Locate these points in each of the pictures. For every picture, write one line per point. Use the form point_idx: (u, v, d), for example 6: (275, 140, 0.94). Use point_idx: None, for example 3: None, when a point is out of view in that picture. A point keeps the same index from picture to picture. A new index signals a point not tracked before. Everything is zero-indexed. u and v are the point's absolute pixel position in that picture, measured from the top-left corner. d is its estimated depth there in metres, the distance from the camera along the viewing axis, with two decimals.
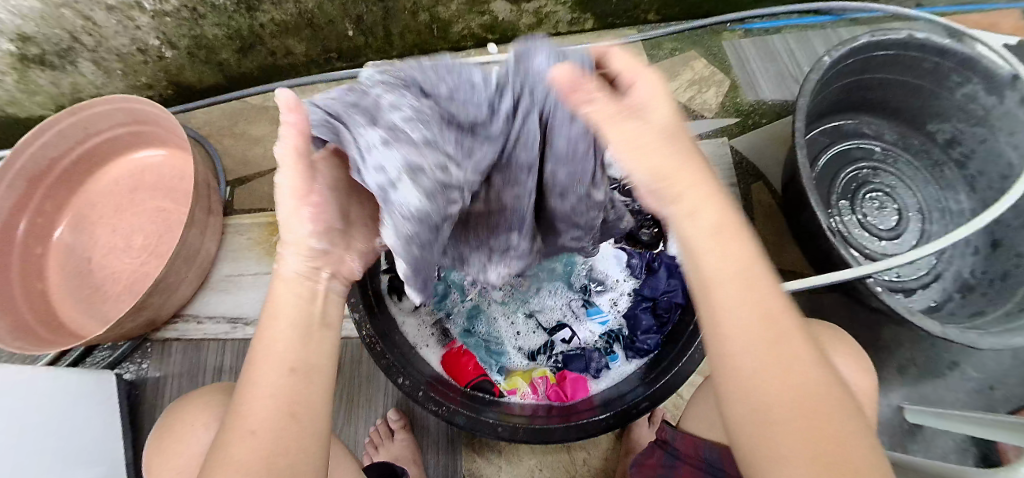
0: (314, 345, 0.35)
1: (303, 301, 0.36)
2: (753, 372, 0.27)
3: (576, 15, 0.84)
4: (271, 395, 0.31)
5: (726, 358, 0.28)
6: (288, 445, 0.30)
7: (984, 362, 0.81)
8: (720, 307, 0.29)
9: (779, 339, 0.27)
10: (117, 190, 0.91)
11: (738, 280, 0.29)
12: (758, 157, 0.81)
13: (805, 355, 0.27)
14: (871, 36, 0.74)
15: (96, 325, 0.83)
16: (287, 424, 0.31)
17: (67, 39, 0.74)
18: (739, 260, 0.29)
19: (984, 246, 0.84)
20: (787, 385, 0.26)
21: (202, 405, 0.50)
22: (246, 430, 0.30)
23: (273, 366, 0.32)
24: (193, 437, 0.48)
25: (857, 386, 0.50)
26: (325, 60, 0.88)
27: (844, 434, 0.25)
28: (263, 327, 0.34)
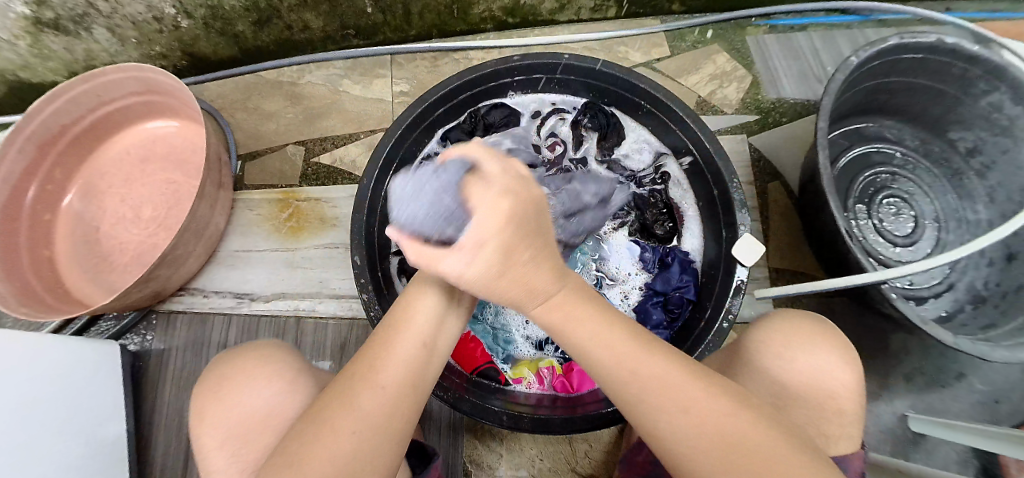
0: (441, 333, 0.39)
1: (442, 282, 0.41)
2: (658, 411, 0.34)
3: (599, 2, 0.83)
4: (401, 360, 0.36)
5: (638, 409, 0.35)
6: (401, 410, 0.34)
7: (991, 375, 0.81)
8: (603, 371, 0.36)
9: (660, 379, 0.35)
10: (128, 160, 0.91)
11: (604, 338, 0.37)
12: (776, 156, 0.80)
13: (694, 384, 0.35)
14: (899, 38, 0.72)
15: (102, 293, 0.83)
16: (410, 392, 0.35)
17: (82, 4, 0.73)
18: (604, 339, 0.37)
19: (999, 259, 0.82)
20: (695, 410, 0.33)
21: (264, 362, 0.50)
22: (379, 385, 0.34)
23: (408, 335, 0.37)
24: (253, 391, 0.48)
25: (838, 378, 0.50)
26: (342, 36, 0.87)
27: (755, 440, 0.32)
28: (416, 289, 0.40)
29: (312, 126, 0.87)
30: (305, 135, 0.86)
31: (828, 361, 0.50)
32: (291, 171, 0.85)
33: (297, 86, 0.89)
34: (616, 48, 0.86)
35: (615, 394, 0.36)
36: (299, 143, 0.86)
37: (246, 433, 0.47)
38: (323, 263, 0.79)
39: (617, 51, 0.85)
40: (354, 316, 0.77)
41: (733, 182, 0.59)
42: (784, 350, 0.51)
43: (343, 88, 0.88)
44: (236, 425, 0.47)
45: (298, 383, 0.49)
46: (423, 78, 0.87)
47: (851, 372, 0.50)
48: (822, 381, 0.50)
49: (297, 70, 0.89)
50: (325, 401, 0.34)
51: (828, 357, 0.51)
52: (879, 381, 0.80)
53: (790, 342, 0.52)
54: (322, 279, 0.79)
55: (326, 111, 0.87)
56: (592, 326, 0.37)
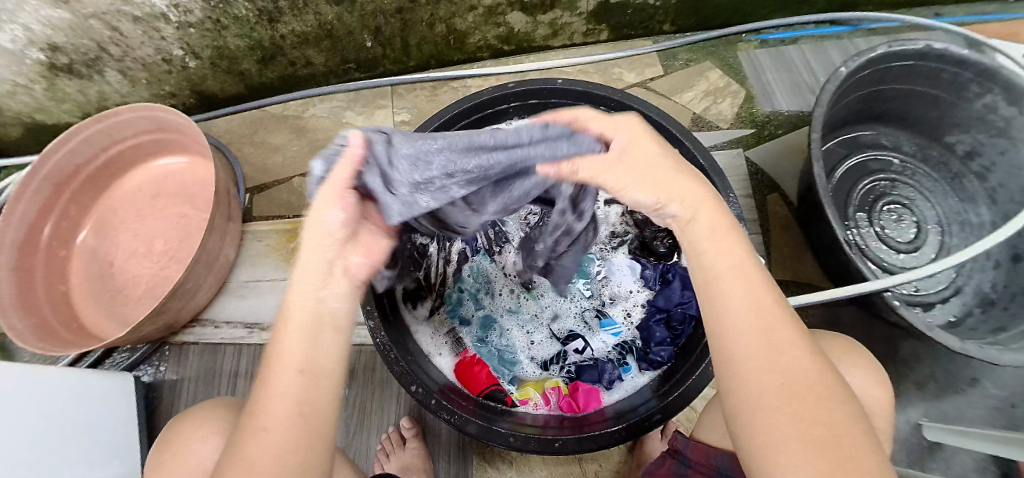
0: (324, 352, 0.36)
1: (307, 311, 0.36)
2: (756, 363, 0.32)
3: (591, 26, 0.85)
4: (286, 397, 0.33)
5: (736, 357, 0.33)
6: (301, 448, 0.32)
7: (1006, 379, 0.80)
8: (729, 315, 0.35)
9: (780, 337, 0.33)
10: (140, 196, 0.93)
11: (741, 283, 0.36)
12: (773, 169, 0.80)
13: (803, 355, 0.33)
14: (887, 47, 0.74)
15: (116, 327, 0.84)
16: (303, 427, 0.33)
17: (95, 48, 0.76)
18: (742, 280, 0.36)
19: (1005, 261, 0.82)
20: (793, 380, 0.31)
21: (203, 420, 0.51)
22: (261, 429, 0.32)
23: (283, 371, 0.34)
24: (194, 449, 0.49)
25: (870, 400, 0.50)
26: (344, 70, 0.89)
27: (837, 427, 0.29)
28: (282, 322, 0.36)
29: (317, 157, 0.89)
30: (310, 167, 0.89)
31: (860, 382, 0.51)
32: (298, 202, 0.87)
33: (301, 119, 0.91)
34: (610, 70, 0.88)
35: (721, 328, 0.35)
36: (305, 175, 0.88)
37: None
38: None
39: (611, 73, 0.87)
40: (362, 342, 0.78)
41: (730, 196, 0.60)
42: None
43: (346, 120, 0.90)
44: None
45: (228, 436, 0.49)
46: (423, 107, 0.90)
47: (884, 393, 0.51)
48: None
49: (300, 105, 0.92)
50: (225, 452, 0.33)
51: (856, 376, 0.51)
52: (891, 389, 0.79)
53: (827, 363, 0.51)
54: None
55: (330, 143, 0.89)
56: (719, 258, 0.37)
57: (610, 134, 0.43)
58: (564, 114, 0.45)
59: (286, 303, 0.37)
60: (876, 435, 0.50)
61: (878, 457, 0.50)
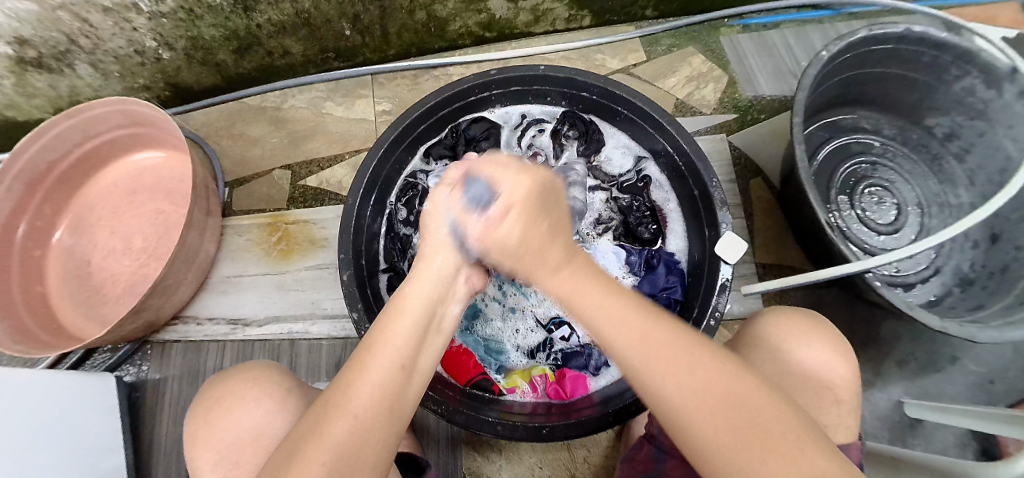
0: (421, 354, 0.38)
1: (421, 303, 0.39)
2: (668, 386, 0.32)
3: (573, 12, 0.84)
4: (377, 382, 0.34)
5: (647, 385, 0.33)
6: (378, 437, 0.33)
7: (984, 356, 0.81)
8: (622, 354, 0.34)
9: (665, 349, 0.34)
10: (116, 193, 0.91)
11: (620, 312, 0.36)
12: (756, 153, 0.81)
13: (706, 357, 0.33)
14: (869, 30, 0.74)
15: (96, 327, 0.83)
16: (386, 415, 0.34)
17: (64, 41, 0.74)
18: (615, 313, 0.35)
19: (983, 240, 0.84)
20: (701, 390, 0.31)
21: (254, 382, 0.51)
22: (351, 414, 0.33)
23: (387, 353, 0.36)
24: (243, 411, 0.49)
25: (833, 372, 0.51)
26: (323, 59, 0.88)
27: (763, 417, 0.30)
28: (392, 310, 0.39)
29: (298, 149, 0.87)
30: (290, 159, 0.87)
31: (819, 357, 0.51)
32: (279, 195, 0.86)
33: (280, 111, 0.89)
34: (593, 56, 0.87)
35: (623, 367, 0.34)
36: (285, 167, 0.87)
37: (244, 452, 0.47)
38: (314, 283, 0.80)
39: (594, 59, 0.86)
40: (347, 335, 0.77)
41: (713, 182, 0.60)
42: (782, 345, 0.52)
43: (326, 110, 0.89)
44: (232, 445, 0.48)
45: (285, 397, 0.50)
46: (405, 96, 0.88)
47: (846, 364, 0.52)
48: (816, 378, 0.51)
49: (279, 96, 0.90)
50: (299, 432, 0.33)
51: (817, 352, 0.51)
52: (873, 369, 0.80)
53: (788, 342, 0.52)
54: (313, 300, 0.79)
55: (310, 134, 0.88)
56: (602, 301, 0.36)
57: (502, 191, 0.41)
58: (485, 164, 0.44)
59: (403, 290, 0.41)
60: (843, 408, 0.50)
61: (847, 428, 0.50)
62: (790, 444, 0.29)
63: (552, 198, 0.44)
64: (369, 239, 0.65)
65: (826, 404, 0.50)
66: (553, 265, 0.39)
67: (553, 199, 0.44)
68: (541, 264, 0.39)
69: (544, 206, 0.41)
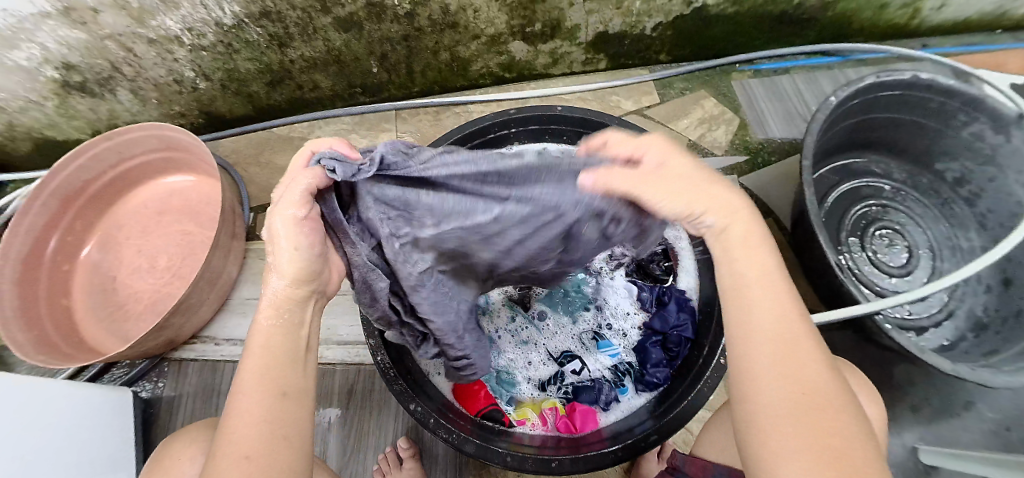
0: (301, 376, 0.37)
1: (274, 332, 0.36)
2: (768, 368, 0.33)
3: (590, 55, 0.88)
4: (256, 417, 0.33)
5: (752, 366, 0.34)
6: (280, 467, 0.32)
7: (1000, 402, 0.80)
8: (749, 320, 0.35)
9: (794, 344, 0.33)
10: (145, 213, 0.95)
11: (777, 298, 0.35)
12: (767, 194, 0.82)
13: (818, 373, 0.33)
14: (876, 77, 0.76)
15: (116, 343, 0.85)
16: (281, 442, 0.33)
17: (108, 68, 0.78)
18: (769, 283, 0.36)
19: (996, 284, 0.84)
20: (807, 388, 0.32)
21: (192, 440, 0.52)
22: (242, 456, 0.31)
23: (256, 389, 0.34)
24: (187, 469, 0.50)
25: (867, 418, 0.52)
26: (350, 94, 0.92)
27: (840, 427, 0.30)
28: (251, 343, 0.36)
29: None
30: None
31: (856, 400, 0.52)
32: None
33: (306, 141, 0.93)
34: (608, 98, 0.90)
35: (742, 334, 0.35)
36: None
37: None
38: (331, 309, 0.81)
39: (609, 101, 0.89)
40: (360, 361, 0.79)
41: None
42: None
43: (351, 142, 0.92)
44: None
45: None
46: (426, 131, 0.92)
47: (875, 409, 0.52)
48: None
49: (306, 126, 0.94)
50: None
51: (857, 395, 0.52)
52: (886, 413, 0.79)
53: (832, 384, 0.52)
54: (328, 326, 0.80)
55: None
56: (758, 283, 0.36)
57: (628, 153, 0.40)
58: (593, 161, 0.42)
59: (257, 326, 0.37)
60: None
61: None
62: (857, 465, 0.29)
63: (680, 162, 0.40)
64: None
65: None
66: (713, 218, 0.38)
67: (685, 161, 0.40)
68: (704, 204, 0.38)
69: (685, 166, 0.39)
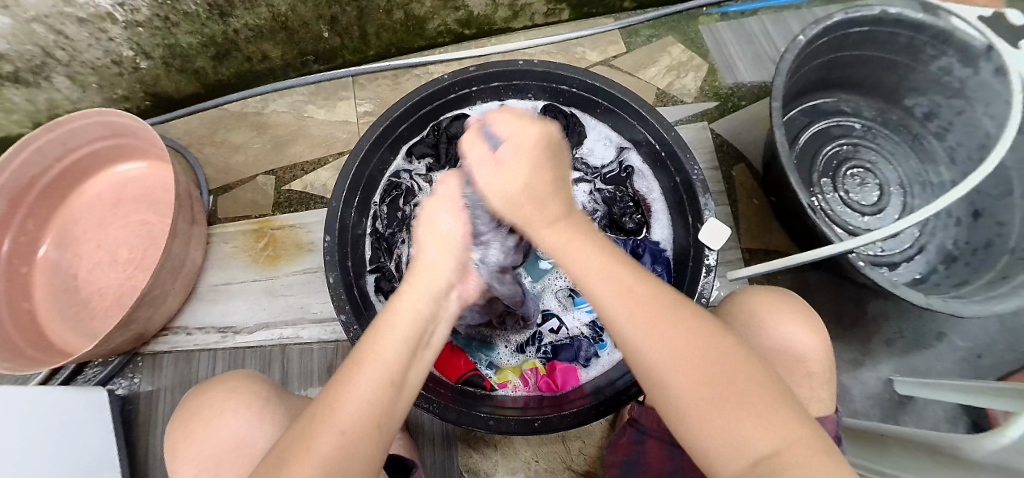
0: (411, 369, 0.38)
1: (411, 320, 0.38)
2: (646, 341, 0.33)
3: (551, 6, 0.84)
4: (365, 396, 0.34)
5: (630, 345, 0.34)
6: (363, 453, 0.33)
7: (971, 330, 0.83)
8: (606, 308, 0.35)
9: (647, 304, 0.34)
10: (100, 205, 0.90)
11: (607, 269, 0.36)
12: (738, 139, 0.81)
13: (684, 314, 0.34)
14: (843, 13, 0.75)
15: (85, 341, 0.82)
16: (372, 433, 0.34)
17: (40, 54, 0.73)
18: (603, 266, 0.36)
19: (966, 217, 0.85)
20: (680, 346, 0.33)
21: (232, 392, 0.50)
22: (337, 428, 0.33)
23: (376, 368, 0.35)
24: (221, 423, 0.49)
25: (804, 347, 0.52)
26: (302, 63, 0.87)
27: (738, 375, 0.31)
28: (382, 323, 0.38)
29: (281, 154, 0.87)
30: (274, 164, 0.87)
31: (788, 329, 0.52)
32: (264, 200, 0.85)
33: (262, 115, 0.89)
34: (573, 49, 0.87)
35: (610, 322, 0.35)
36: (269, 173, 0.86)
37: (224, 464, 0.47)
38: (303, 288, 0.79)
39: (574, 53, 0.86)
40: (338, 338, 0.76)
41: (693, 168, 0.61)
42: (752, 321, 0.53)
43: (308, 113, 0.88)
44: (213, 458, 0.47)
45: (266, 407, 0.50)
46: (386, 96, 0.88)
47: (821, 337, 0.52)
48: (791, 351, 0.51)
49: (260, 100, 0.89)
50: (287, 446, 0.33)
51: (786, 326, 0.52)
52: (862, 349, 0.81)
53: (758, 317, 0.53)
54: (303, 304, 0.78)
55: (293, 138, 0.87)
56: (593, 258, 0.37)
57: (511, 135, 0.40)
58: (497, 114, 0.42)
59: (392, 304, 0.39)
60: (814, 380, 0.51)
61: (819, 400, 0.51)
62: (760, 399, 0.30)
63: (558, 158, 0.43)
64: (354, 241, 0.65)
65: (801, 377, 0.51)
66: (551, 217, 0.39)
67: (558, 159, 0.43)
68: (540, 215, 0.39)
69: (552, 160, 0.41)
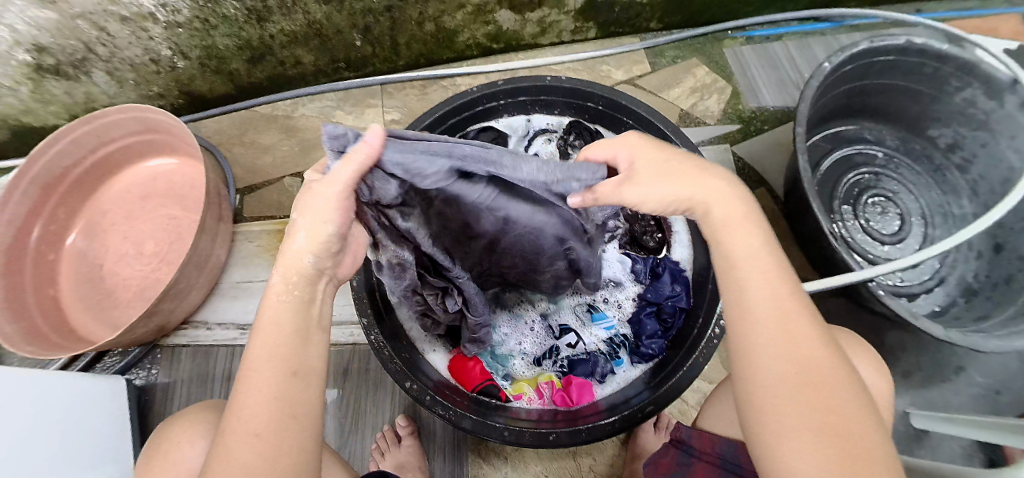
0: (309, 349, 0.36)
1: (284, 308, 0.35)
2: (773, 353, 0.34)
3: (579, 24, 0.86)
4: (267, 393, 0.33)
5: (756, 349, 0.35)
6: (287, 443, 0.33)
7: (989, 365, 0.81)
8: (749, 302, 0.37)
9: (791, 325, 0.35)
10: (129, 198, 0.93)
11: (768, 274, 0.37)
12: (759, 163, 0.82)
13: (822, 348, 0.35)
14: (869, 42, 0.75)
15: (106, 330, 0.84)
16: (287, 421, 0.33)
17: (82, 49, 0.76)
18: (763, 268, 0.37)
19: (986, 250, 0.84)
20: (805, 374, 0.33)
21: (189, 426, 0.51)
22: (249, 434, 0.32)
23: (265, 366, 0.34)
24: (184, 453, 0.50)
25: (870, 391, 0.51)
26: (334, 69, 0.89)
27: (852, 414, 0.32)
28: (260, 321, 0.35)
29: (308, 157, 0.89)
30: (301, 166, 0.89)
31: (861, 371, 0.51)
32: (289, 201, 0.87)
33: (291, 119, 0.91)
34: (598, 67, 0.89)
35: (744, 317, 0.37)
36: (296, 175, 0.88)
37: None
38: None
39: (599, 71, 0.88)
40: (355, 341, 0.78)
41: None
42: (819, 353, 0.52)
43: (336, 119, 0.90)
44: None
45: None
46: (413, 106, 0.90)
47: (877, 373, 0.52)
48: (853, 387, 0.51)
49: (290, 104, 0.92)
50: (209, 453, 0.33)
51: (858, 368, 0.51)
52: None
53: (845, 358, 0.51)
54: None
55: (321, 143, 0.89)
56: (751, 258, 0.38)
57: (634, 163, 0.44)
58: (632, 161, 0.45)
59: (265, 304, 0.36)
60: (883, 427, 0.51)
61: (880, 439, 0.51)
62: (868, 441, 0.31)
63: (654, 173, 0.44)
64: None
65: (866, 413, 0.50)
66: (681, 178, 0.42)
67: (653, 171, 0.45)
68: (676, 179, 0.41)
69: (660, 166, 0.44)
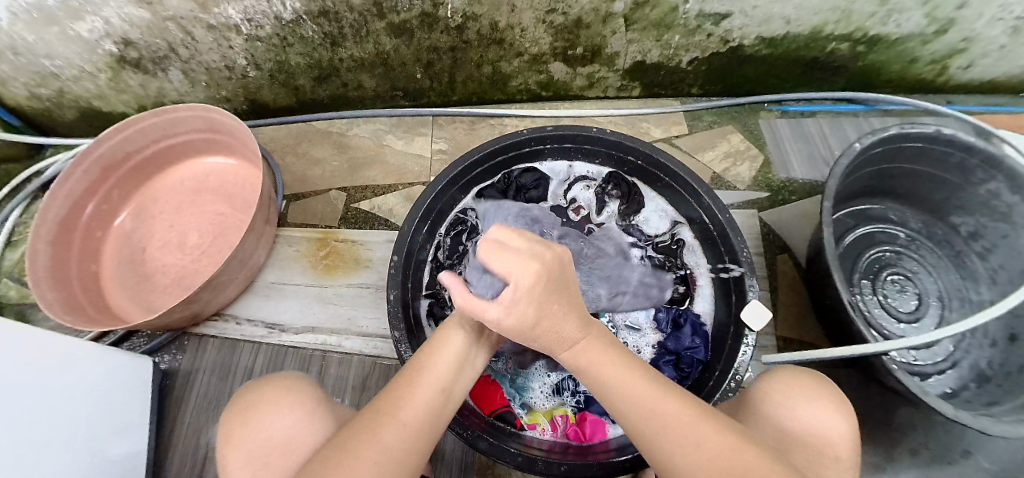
0: (457, 384, 0.50)
1: (455, 347, 0.50)
2: (677, 453, 0.41)
3: (625, 82, 0.91)
4: (423, 401, 0.45)
5: (661, 448, 0.42)
6: (416, 447, 0.43)
7: (998, 454, 0.81)
8: (636, 421, 0.43)
9: (675, 419, 0.42)
10: (180, 189, 0.98)
11: (651, 394, 0.44)
12: (785, 231, 0.84)
13: (708, 427, 0.41)
14: (899, 128, 0.78)
15: (139, 310, 0.87)
16: (425, 434, 0.44)
17: (165, 48, 0.83)
18: (652, 399, 0.43)
19: (1001, 340, 0.85)
20: (712, 453, 0.40)
21: (286, 392, 0.55)
22: (400, 424, 0.43)
23: (429, 380, 0.47)
24: (271, 419, 0.52)
25: (830, 429, 0.51)
26: (391, 97, 0.96)
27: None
28: (433, 348, 0.50)
29: (355, 174, 0.94)
30: (348, 182, 0.94)
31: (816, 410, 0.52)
32: (333, 213, 0.91)
33: (345, 137, 0.97)
34: (638, 124, 0.94)
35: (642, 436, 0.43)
36: (342, 189, 0.93)
37: (270, 455, 0.50)
38: (354, 301, 0.84)
39: (639, 127, 0.93)
40: (378, 354, 0.80)
41: (743, 250, 0.64)
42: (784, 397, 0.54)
43: (387, 142, 0.96)
44: (261, 447, 0.50)
45: (315, 411, 0.53)
46: (460, 139, 0.95)
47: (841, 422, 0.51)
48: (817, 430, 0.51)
49: (346, 123, 0.98)
50: (346, 441, 0.42)
51: (812, 405, 0.52)
52: (884, 455, 0.80)
53: (789, 393, 0.54)
54: (351, 317, 0.83)
55: (369, 162, 0.94)
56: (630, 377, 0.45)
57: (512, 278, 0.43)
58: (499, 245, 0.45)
59: (438, 337, 0.51)
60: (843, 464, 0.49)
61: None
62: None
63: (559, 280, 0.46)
64: (416, 265, 0.69)
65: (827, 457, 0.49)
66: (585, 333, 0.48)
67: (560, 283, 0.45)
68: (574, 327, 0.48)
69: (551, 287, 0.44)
